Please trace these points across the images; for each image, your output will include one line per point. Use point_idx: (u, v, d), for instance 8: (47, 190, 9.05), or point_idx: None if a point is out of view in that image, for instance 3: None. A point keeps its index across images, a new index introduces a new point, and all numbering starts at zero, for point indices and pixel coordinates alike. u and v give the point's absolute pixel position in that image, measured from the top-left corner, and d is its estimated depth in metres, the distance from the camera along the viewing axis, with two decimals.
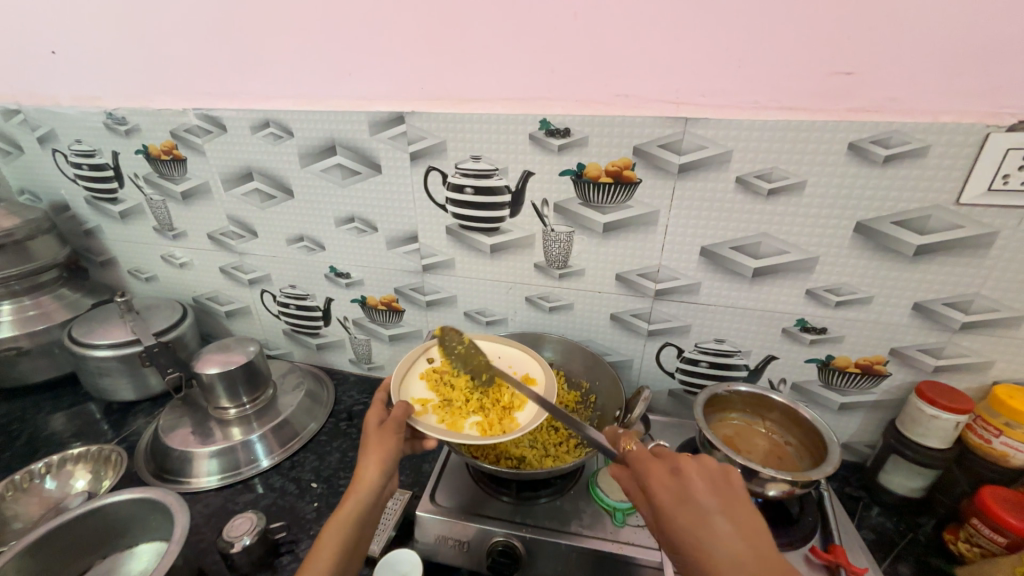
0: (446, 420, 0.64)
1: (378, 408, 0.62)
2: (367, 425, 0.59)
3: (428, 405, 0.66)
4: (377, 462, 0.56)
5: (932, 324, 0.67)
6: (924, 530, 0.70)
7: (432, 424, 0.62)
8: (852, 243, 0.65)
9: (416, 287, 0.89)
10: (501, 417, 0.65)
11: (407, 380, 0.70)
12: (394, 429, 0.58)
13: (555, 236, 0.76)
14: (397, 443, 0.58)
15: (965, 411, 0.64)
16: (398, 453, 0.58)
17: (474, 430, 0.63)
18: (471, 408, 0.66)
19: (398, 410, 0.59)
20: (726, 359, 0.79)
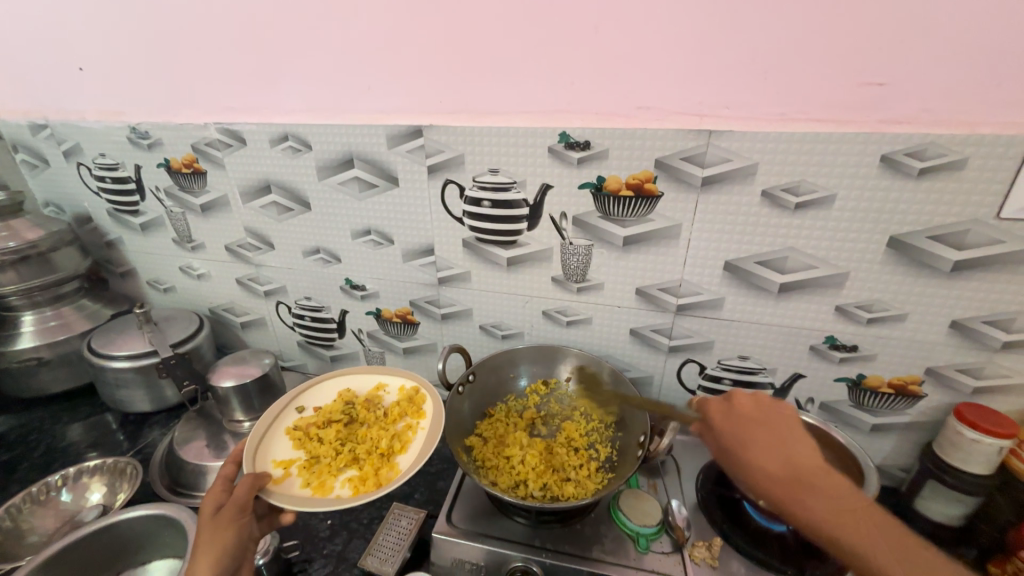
0: (314, 481, 0.64)
1: (217, 492, 0.59)
2: (200, 518, 0.56)
3: (295, 466, 0.66)
4: (211, 559, 0.52)
5: (971, 343, 0.64)
6: (965, 561, 0.66)
7: (296, 489, 0.62)
8: (884, 258, 0.62)
9: (431, 300, 0.88)
10: (377, 467, 0.66)
11: (272, 440, 0.69)
12: (232, 515, 0.56)
13: (572, 249, 0.75)
14: (236, 530, 0.55)
15: (1009, 436, 0.61)
16: (239, 544, 0.55)
17: (345, 487, 0.63)
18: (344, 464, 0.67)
19: (240, 489, 0.58)
20: (750, 376, 0.76)
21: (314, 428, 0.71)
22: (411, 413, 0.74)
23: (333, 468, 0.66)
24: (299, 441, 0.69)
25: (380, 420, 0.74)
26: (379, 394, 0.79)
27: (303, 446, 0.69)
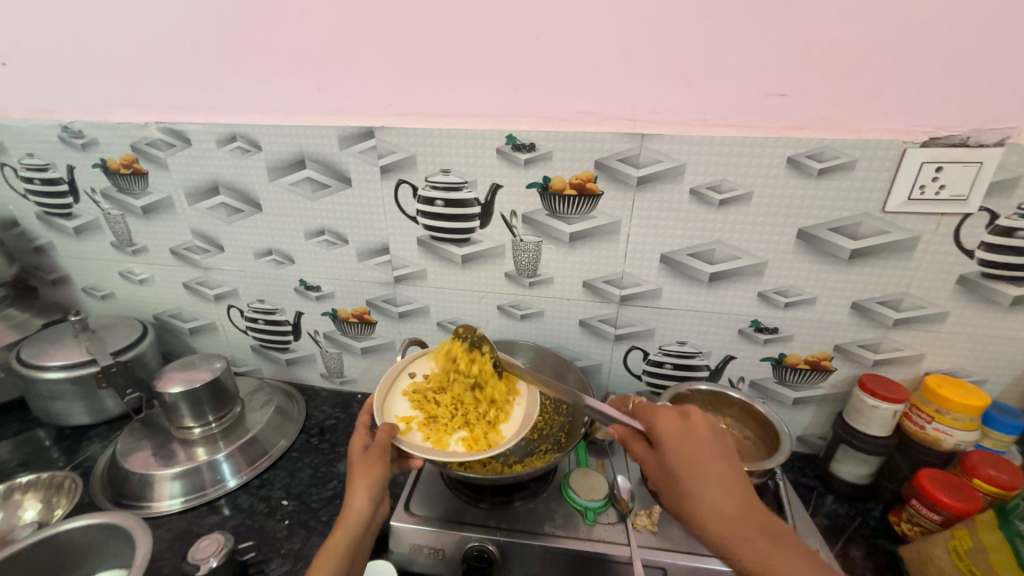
0: (432, 437, 0.63)
1: (363, 434, 0.61)
2: (352, 453, 0.59)
3: (412, 423, 0.65)
4: (364, 491, 0.56)
5: (869, 322, 0.73)
6: (872, 514, 0.75)
7: (417, 442, 0.62)
8: (795, 249, 0.70)
9: (388, 298, 0.89)
10: (487, 431, 0.64)
11: (389, 399, 0.67)
12: (378, 454, 0.58)
13: (523, 245, 0.79)
14: (383, 466, 0.58)
15: (900, 401, 0.70)
16: (386, 478, 0.58)
17: (461, 446, 0.62)
18: (458, 424, 0.66)
19: (381, 434, 0.59)
20: (689, 360, 0.83)
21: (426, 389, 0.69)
22: (510, 389, 0.70)
23: (449, 428, 0.65)
24: (412, 401, 0.67)
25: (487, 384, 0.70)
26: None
27: (417, 406, 0.67)
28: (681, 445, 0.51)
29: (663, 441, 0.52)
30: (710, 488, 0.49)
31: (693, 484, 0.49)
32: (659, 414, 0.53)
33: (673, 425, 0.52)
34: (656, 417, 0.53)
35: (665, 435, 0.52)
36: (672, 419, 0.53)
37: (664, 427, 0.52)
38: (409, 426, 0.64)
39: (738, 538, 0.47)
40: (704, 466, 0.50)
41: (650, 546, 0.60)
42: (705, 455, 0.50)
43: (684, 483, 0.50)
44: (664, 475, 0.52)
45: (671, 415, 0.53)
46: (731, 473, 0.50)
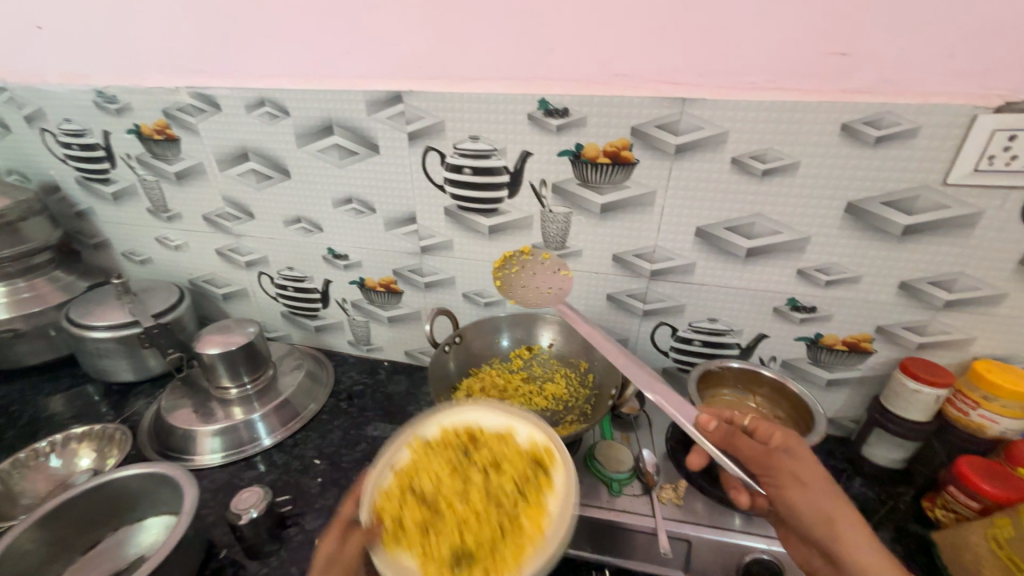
0: (418, 546, 0.47)
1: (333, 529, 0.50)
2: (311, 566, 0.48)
3: (396, 522, 0.49)
4: None
5: (916, 303, 0.69)
6: (903, 498, 0.74)
7: (396, 559, 0.46)
8: (842, 223, 0.66)
9: (414, 269, 0.89)
10: (496, 554, 0.47)
11: (382, 471, 0.54)
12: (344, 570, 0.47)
13: (552, 216, 0.77)
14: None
15: (945, 385, 0.67)
16: None
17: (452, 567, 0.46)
18: (456, 530, 0.49)
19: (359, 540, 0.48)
20: (719, 338, 0.81)
21: (427, 474, 0.54)
22: (535, 479, 0.53)
23: (442, 530, 0.49)
24: (407, 484, 0.53)
25: (501, 479, 0.53)
26: (506, 436, 0.58)
27: (409, 494, 0.52)
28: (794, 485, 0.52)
29: (782, 487, 0.53)
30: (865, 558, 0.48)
31: (850, 544, 0.49)
32: (798, 443, 0.54)
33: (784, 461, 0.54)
34: (768, 456, 0.54)
35: (808, 480, 0.52)
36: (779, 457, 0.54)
37: (812, 465, 0.53)
38: (391, 522, 0.49)
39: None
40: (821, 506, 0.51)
41: (675, 518, 0.59)
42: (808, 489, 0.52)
43: (829, 542, 0.50)
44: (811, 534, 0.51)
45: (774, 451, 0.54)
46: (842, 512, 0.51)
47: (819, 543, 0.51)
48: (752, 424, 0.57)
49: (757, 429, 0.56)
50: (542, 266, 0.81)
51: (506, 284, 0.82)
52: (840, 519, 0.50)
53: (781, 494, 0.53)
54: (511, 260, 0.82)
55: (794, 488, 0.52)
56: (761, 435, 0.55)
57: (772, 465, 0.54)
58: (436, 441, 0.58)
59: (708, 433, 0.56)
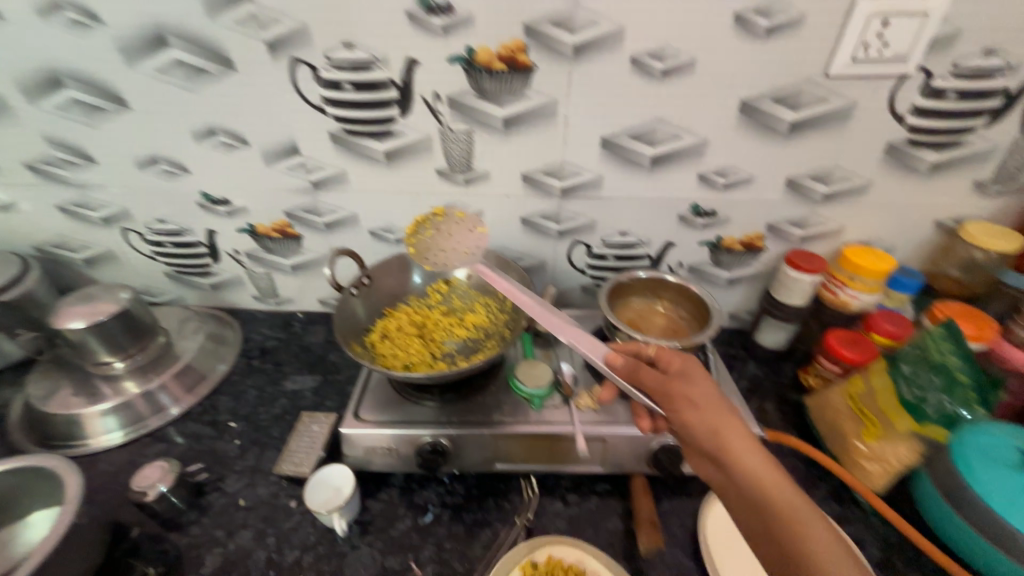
0: None
1: None
2: None
3: None
4: None
5: (800, 198, 0.74)
6: (789, 373, 0.84)
7: None
8: (737, 123, 0.67)
9: (310, 208, 0.80)
10: None
11: None
12: None
13: (452, 135, 0.70)
14: None
15: (818, 272, 0.75)
16: None
17: None
18: None
19: None
20: (631, 250, 0.83)
21: None
22: None
23: None
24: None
25: None
26: None
27: None
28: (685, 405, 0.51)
29: (676, 410, 0.52)
30: (751, 464, 0.46)
31: (738, 453, 0.47)
32: (693, 367, 0.54)
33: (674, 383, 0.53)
34: (661, 383, 0.53)
35: (698, 398, 0.51)
36: (667, 379, 0.53)
37: (703, 384, 0.52)
38: None
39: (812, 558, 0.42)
40: (710, 421, 0.49)
41: (592, 422, 0.63)
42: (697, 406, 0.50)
43: (723, 459, 0.48)
44: (705, 449, 0.49)
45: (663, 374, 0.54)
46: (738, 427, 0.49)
47: (712, 457, 0.49)
48: (655, 353, 0.57)
49: (659, 357, 0.57)
50: (458, 225, 0.74)
51: (421, 248, 0.73)
52: (732, 433, 0.48)
53: (676, 415, 0.52)
54: (424, 225, 0.74)
55: (685, 408, 0.51)
56: (662, 363, 0.56)
57: (667, 388, 0.52)
58: (544, 572, 0.54)
59: (614, 370, 0.57)
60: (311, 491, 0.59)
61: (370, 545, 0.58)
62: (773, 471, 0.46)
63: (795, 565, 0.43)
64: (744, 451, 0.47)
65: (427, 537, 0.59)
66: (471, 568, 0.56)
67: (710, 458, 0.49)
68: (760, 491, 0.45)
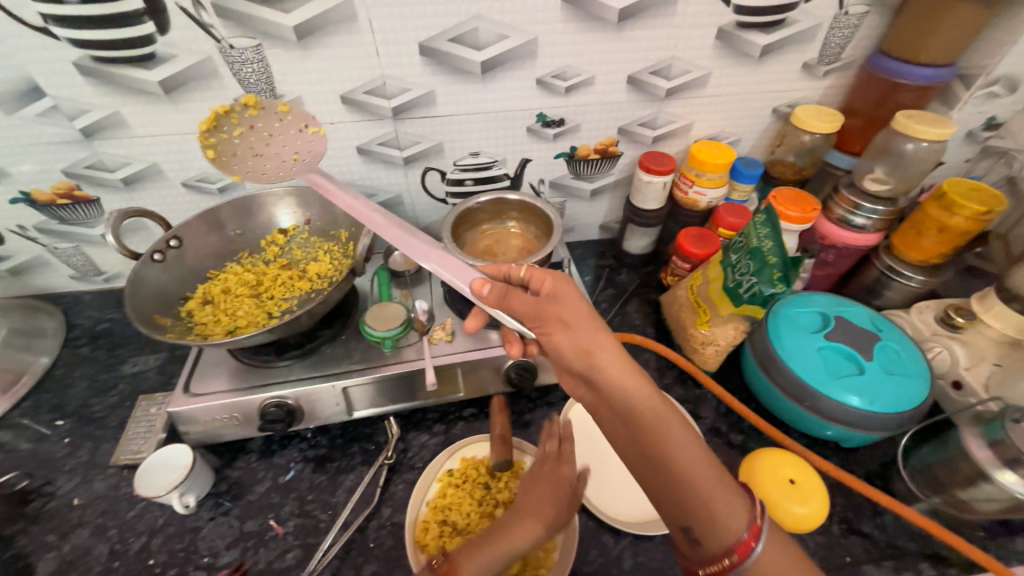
0: None
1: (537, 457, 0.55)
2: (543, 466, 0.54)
3: None
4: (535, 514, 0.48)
5: (645, 96, 0.72)
6: (653, 275, 0.88)
7: None
8: (563, 15, 0.61)
9: (92, 164, 0.66)
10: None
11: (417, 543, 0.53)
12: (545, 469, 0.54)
13: (237, 54, 0.58)
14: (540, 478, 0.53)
15: (668, 172, 0.75)
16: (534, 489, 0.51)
17: None
18: None
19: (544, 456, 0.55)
20: (487, 172, 0.78)
21: (455, 513, 0.54)
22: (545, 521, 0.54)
23: None
24: (443, 528, 0.54)
25: None
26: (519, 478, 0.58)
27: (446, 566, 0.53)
28: (556, 327, 0.46)
29: (549, 336, 0.47)
30: (619, 381, 0.43)
31: (605, 370, 0.44)
32: (563, 285, 0.48)
33: (544, 304, 0.47)
34: (532, 306, 0.48)
35: (567, 317, 0.46)
36: (534, 302, 0.48)
37: (575, 305, 0.47)
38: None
39: (674, 468, 0.40)
40: (581, 339, 0.45)
41: (445, 355, 0.62)
42: (567, 327, 0.46)
43: (594, 376, 0.44)
44: (577, 371, 0.46)
45: (531, 297, 0.48)
46: (612, 343, 0.45)
47: (585, 377, 0.46)
48: (525, 275, 0.51)
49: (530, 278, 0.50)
50: (280, 123, 0.63)
51: (225, 150, 0.62)
52: (605, 350, 0.44)
53: (547, 339, 0.47)
54: (231, 119, 0.62)
55: (555, 329, 0.46)
56: (533, 285, 0.49)
57: (536, 312, 0.47)
58: (460, 475, 0.58)
59: (482, 299, 0.50)
60: (142, 480, 0.53)
61: (226, 514, 0.56)
62: (644, 389, 0.43)
63: (662, 472, 0.40)
64: (620, 364, 0.44)
65: (289, 493, 0.58)
66: (335, 513, 0.56)
67: (581, 375, 0.46)
68: (633, 403, 0.42)
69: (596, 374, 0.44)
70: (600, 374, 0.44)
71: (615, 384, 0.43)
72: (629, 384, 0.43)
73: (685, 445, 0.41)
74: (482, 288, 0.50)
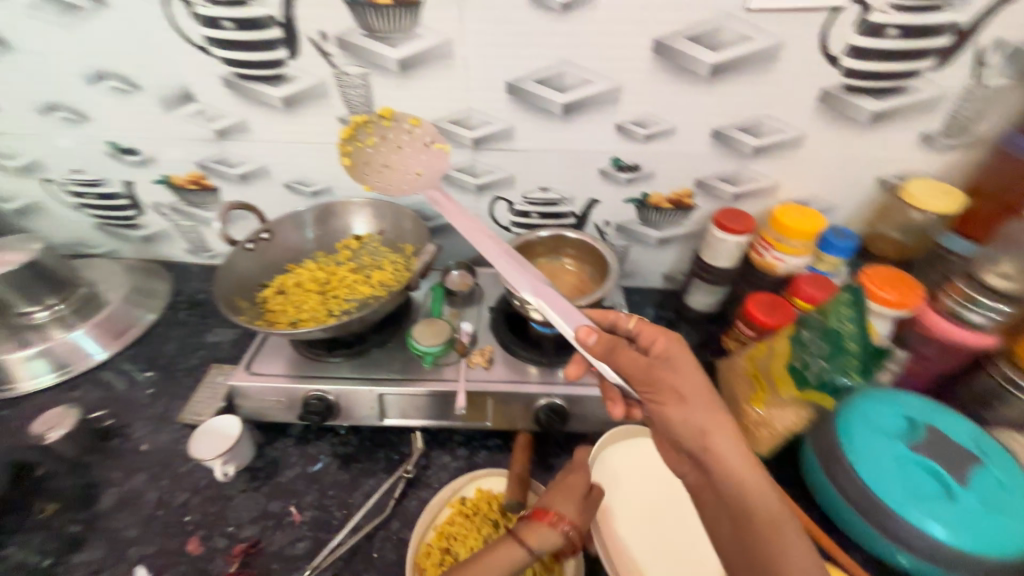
0: None
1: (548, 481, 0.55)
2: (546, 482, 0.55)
3: None
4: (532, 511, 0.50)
5: (729, 151, 0.69)
6: (714, 337, 0.82)
7: None
8: (651, 66, 0.61)
9: (219, 159, 0.77)
10: None
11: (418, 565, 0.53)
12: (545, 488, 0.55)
13: (348, 80, 0.66)
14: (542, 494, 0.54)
15: (743, 232, 0.70)
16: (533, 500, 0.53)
17: None
18: None
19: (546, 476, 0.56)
20: (554, 208, 0.78)
21: (460, 545, 0.54)
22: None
23: None
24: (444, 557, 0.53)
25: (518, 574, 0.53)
26: None
27: None
28: (667, 396, 0.47)
29: (658, 402, 0.48)
30: (732, 466, 0.43)
31: (720, 453, 0.44)
32: (680, 352, 0.49)
33: (656, 367, 0.48)
34: (644, 368, 0.48)
35: (683, 389, 0.46)
36: (645, 364, 0.48)
37: (694, 373, 0.47)
38: None
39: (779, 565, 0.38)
40: (693, 414, 0.45)
41: (479, 381, 0.62)
42: (680, 399, 0.46)
43: (703, 457, 0.45)
44: (685, 446, 0.46)
45: (640, 359, 0.49)
46: (728, 426, 0.45)
47: (692, 454, 0.46)
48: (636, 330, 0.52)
49: (641, 335, 0.52)
50: (409, 136, 0.68)
51: (358, 158, 0.69)
52: (721, 433, 0.44)
53: (655, 404, 0.48)
54: (366, 129, 0.69)
55: (668, 399, 0.47)
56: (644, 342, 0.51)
57: (647, 375, 0.48)
58: (471, 506, 0.57)
59: (586, 347, 0.49)
60: (197, 441, 0.59)
61: (257, 490, 0.61)
62: (757, 476, 0.42)
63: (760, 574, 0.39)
64: (737, 452, 0.43)
65: (313, 484, 0.61)
66: (348, 514, 0.58)
67: (689, 453, 0.46)
68: (746, 497, 0.42)
69: (706, 454, 0.44)
70: (712, 456, 0.44)
71: (726, 470, 0.43)
72: (743, 475, 0.42)
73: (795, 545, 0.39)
74: (587, 337, 0.50)
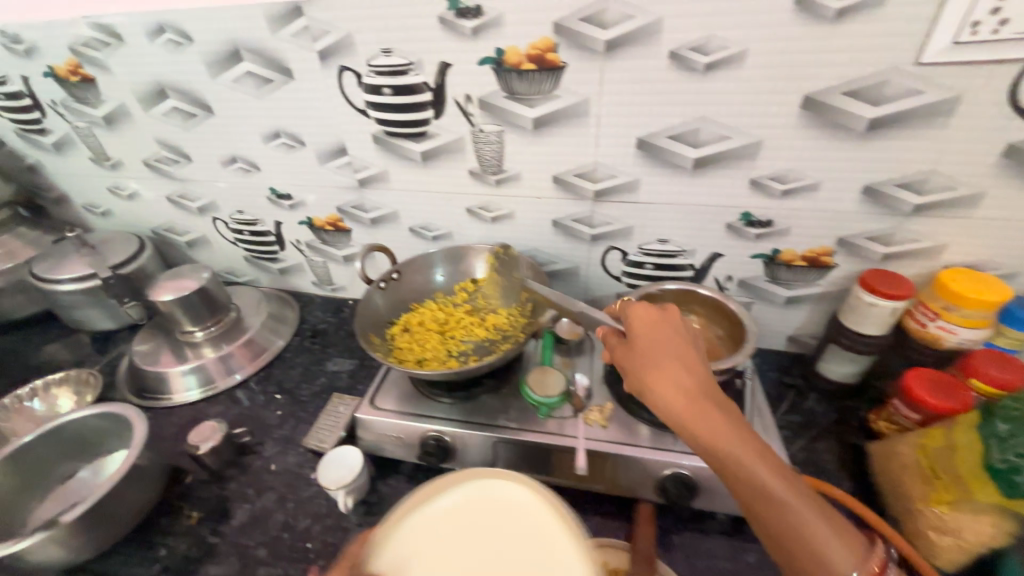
0: None
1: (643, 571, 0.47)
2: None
3: None
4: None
5: (883, 209, 0.63)
6: (854, 412, 0.72)
7: None
8: (799, 121, 0.59)
9: (357, 204, 0.86)
10: None
11: None
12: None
13: (484, 136, 0.70)
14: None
15: (903, 298, 0.62)
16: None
17: None
18: None
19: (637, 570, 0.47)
20: (671, 260, 0.76)
21: None
22: None
23: None
24: None
25: None
26: None
27: None
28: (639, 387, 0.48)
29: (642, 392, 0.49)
30: (704, 444, 0.42)
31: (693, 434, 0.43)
32: (655, 335, 0.49)
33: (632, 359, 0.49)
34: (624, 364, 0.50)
35: (646, 377, 0.47)
36: (627, 359, 0.50)
37: (655, 351, 0.48)
38: None
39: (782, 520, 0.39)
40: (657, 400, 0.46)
41: (599, 441, 0.59)
42: (644, 388, 0.47)
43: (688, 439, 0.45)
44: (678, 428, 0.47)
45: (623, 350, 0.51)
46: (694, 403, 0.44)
47: None
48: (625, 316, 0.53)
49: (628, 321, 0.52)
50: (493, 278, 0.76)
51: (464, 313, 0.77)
52: (690, 417, 0.44)
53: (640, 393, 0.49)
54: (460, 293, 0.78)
55: (639, 388, 0.48)
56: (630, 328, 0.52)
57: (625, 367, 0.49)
58: None
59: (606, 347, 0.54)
60: (325, 468, 0.62)
61: (370, 525, 0.62)
62: (739, 452, 0.41)
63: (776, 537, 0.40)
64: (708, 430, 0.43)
65: None
66: None
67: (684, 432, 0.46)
68: (734, 472, 0.41)
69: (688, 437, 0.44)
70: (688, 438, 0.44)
71: (705, 450, 0.43)
72: (724, 453, 0.42)
73: (790, 497, 0.39)
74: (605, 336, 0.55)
